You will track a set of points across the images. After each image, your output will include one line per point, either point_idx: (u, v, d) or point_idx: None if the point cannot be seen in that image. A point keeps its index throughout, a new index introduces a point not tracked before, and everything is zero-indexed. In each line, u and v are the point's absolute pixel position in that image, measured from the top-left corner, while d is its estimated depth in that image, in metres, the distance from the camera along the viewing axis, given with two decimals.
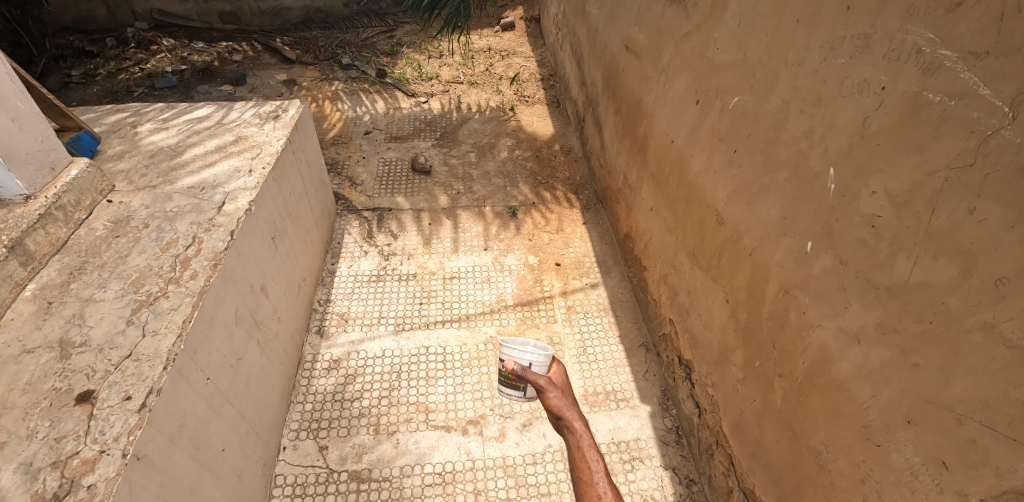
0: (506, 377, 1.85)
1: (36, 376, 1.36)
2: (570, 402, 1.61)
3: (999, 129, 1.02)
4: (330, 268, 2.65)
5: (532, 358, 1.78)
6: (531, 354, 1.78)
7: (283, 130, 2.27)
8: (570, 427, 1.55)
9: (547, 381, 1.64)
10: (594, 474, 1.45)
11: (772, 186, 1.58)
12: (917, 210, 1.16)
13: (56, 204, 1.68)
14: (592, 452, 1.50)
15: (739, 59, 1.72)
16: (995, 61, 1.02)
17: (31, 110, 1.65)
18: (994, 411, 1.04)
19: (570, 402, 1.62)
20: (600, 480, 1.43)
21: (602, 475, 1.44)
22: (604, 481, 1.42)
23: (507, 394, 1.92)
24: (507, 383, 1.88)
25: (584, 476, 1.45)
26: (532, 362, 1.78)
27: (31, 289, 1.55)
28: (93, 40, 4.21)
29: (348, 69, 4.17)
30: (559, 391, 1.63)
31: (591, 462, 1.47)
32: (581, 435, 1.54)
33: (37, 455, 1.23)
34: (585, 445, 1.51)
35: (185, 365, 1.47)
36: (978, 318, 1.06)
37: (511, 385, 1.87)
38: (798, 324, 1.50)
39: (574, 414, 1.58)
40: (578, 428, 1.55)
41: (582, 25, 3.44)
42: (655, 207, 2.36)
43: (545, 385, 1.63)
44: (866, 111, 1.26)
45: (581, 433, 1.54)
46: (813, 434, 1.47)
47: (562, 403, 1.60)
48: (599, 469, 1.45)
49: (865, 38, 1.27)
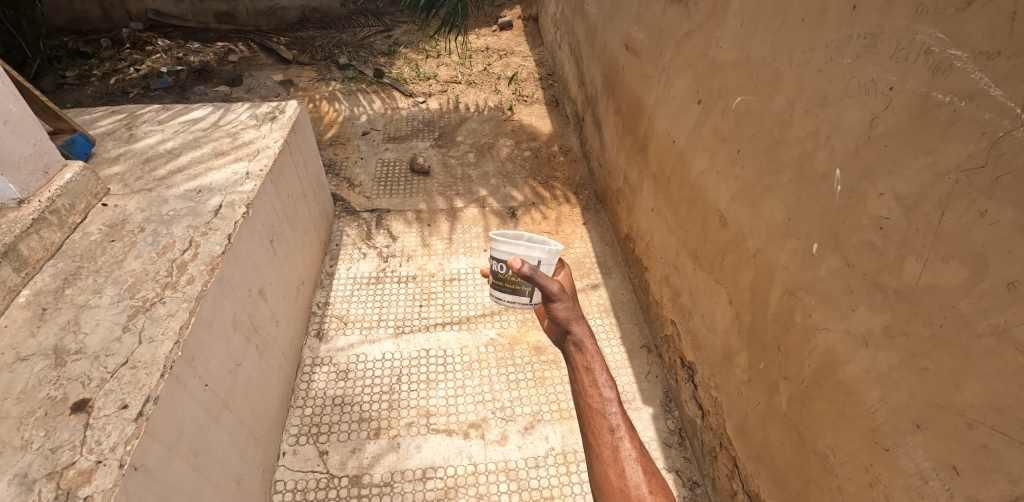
0: (500, 277, 1.86)
1: (31, 384, 1.33)
2: (579, 314, 1.68)
3: (1011, 131, 1.00)
4: (329, 271, 2.63)
5: (540, 256, 1.74)
6: (539, 253, 1.74)
7: (280, 131, 2.24)
8: (581, 346, 1.64)
9: (558, 290, 1.66)
10: (606, 402, 1.55)
11: (776, 187, 1.56)
12: (926, 212, 1.15)
13: (51, 208, 1.65)
14: (603, 379, 1.59)
15: (742, 58, 1.70)
16: (1007, 61, 1.00)
17: (24, 112, 1.62)
18: (1006, 416, 1.03)
19: (579, 316, 1.68)
20: (613, 411, 1.53)
21: (613, 404, 1.55)
22: (616, 412, 1.53)
23: (497, 298, 1.95)
24: (501, 285, 1.89)
25: (595, 403, 1.56)
26: (540, 261, 1.74)
27: (25, 295, 1.53)
28: (88, 40, 4.17)
29: (345, 69, 4.14)
30: (569, 302, 1.68)
31: (603, 389, 1.57)
32: (591, 357, 1.62)
33: (32, 466, 1.20)
34: (595, 367, 1.60)
35: (183, 371, 1.45)
36: (990, 322, 1.05)
37: (506, 287, 1.88)
38: (804, 326, 1.49)
39: (584, 332, 1.66)
40: (588, 348, 1.63)
41: (581, 24, 3.42)
42: (656, 207, 2.34)
43: (556, 293, 1.66)
44: (874, 111, 1.25)
45: (592, 353, 1.62)
46: (819, 437, 1.46)
47: (571, 314, 1.66)
48: (611, 397, 1.56)
49: (872, 38, 1.25)
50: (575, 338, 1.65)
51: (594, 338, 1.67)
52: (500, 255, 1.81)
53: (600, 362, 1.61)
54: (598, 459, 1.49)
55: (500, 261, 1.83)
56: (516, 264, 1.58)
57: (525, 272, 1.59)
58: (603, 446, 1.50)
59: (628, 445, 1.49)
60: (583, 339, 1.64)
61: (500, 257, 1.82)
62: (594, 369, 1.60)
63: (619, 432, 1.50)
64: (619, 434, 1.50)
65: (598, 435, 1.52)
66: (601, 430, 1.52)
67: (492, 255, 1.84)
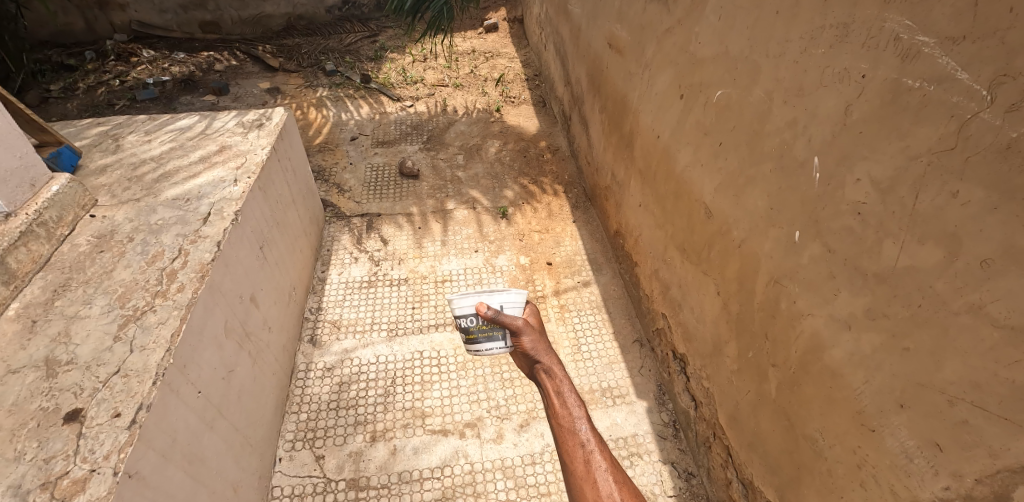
0: (471, 331, 1.79)
1: (23, 396, 1.33)
2: (545, 344, 1.77)
3: (978, 112, 1.03)
4: (320, 276, 2.63)
5: (503, 299, 1.77)
6: (502, 298, 1.77)
7: (267, 138, 2.24)
8: (550, 372, 1.72)
9: (523, 326, 1.75)
10: (576, 420, 1.61)
11: (758, 177, 1.59)
12: (901, 196, 1.17)
13: (38, 221, 1.65)
14: (572, 400, 1.66)
15: (721, 52, 1.73)
16: (972, 45, 1.03)
17: (9, 126, 1.62)
18: (984, 391, 1.05)
19: (546, 346, 1.77)
20: (582, 427, 1.60)
21: (583, 421, 1.61)
22: (585, 428, 1.59)
23: (475, 353, 1.84)
24: (475, 339, 1.80)
25: (566, 423, 1.62)
26: (503, 304, 1.77)
27: (15, 308, 1.53)
28: (72, 53, 4.16)
29: (332, 75, 4.15)
30: (535, 335, 1.77)
31: (572, 409, 1.64)
32: (561, 381, 1.70)
33: (25, 477, 1.20)
34: (565, 390, 1.67)
35: (175, 379, 1.45)
36: (966, 300, 1.07)
37: (481, 339, 1.80)
38: (789, 313, 1.51)
39: (552, 359, 1.75)
40: (557, 373, 1.71)
41: (565, 24, 3.45)
42: (643, 202, 2.36)
43: (521, 327, 1.75)
44: (848, 99, 1.27)
45: (560, 377, 1.70)
46: (808, 422, 1.48)
47: (538, 346, 1.76)
48: (580, 415, 1.62)
49: (844, 27, 1.28)
50: (544, 366, 1.73)
51: (562, 364, 1.75)
52: (464, 309, 1.77)
53: (569, 385, 1.68)
54: (572, 476, 1.53)
55: (467, 315, 1.77)
56: (481, 309, 1.73)
57: (488, 315, 1.73)
58: (577, 461, 1.55)
59: (600, 458, 1.53)
60: (551, 366, 1.72)
61: (464, 312, 1.77)
62: (563, 392, 1.67)
63: (589, 446, 1.56)
64: (591, 448, 1.55)
65: (571, 453, 1.57)
66: (573, 446, 1.57)
67: (455, 313, 1.78)
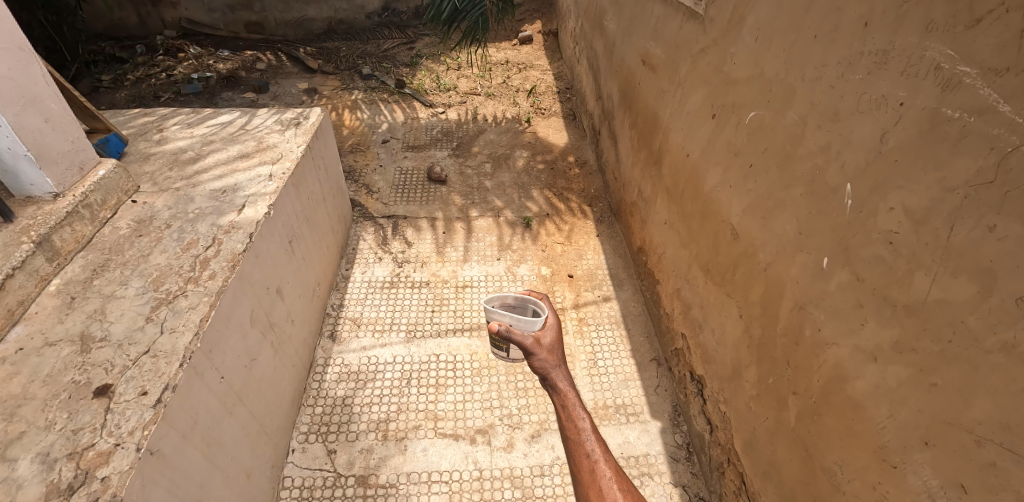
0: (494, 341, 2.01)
1: (57, 368, 1.39)
2: (557, 362, 1.80)
3: (1019, 146, 1.01)
4: (344, 273, 2.69)
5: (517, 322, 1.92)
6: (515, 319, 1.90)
7: (303, 137, 2.31)
8: (555, 388, 1.74)
9: (535, 344, 1.82)
10: (582, 432, 1.63)
11: (789, 201, 1.57)
12: (935, 227, 1.16)
13: (83, 202, 1.73)
14: (579, 412, 1.67)
15: (755, 74, 1.73)
16: (1015, 77, 1.01)
17: (63, 112, 1.70)
18: (1014, 433, 1.02)
19: (558, 362, 1.81)
20: (588, 438, 1.61)
21: (589, 432, 1.62)
22: (591, 439, 1.60)
23: (498, 355, 2.12)
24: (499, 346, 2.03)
25: (572, 434, 1.63)
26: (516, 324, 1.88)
27: (55, 284, 1.59)
28: (124, 46, 4.36)
29: (367, 79, 4.25)
30: (546, 353, 1.81)
31: (578, 420, 1.65)
32: (566, 396, 1.71)
33: (54, 445, 1.25)
34: (570, 403, 1.69)
35: (201, 363, 1.49)
36: (999, 338, 1.05)
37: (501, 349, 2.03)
38: (813, 341, 1.49)
39: (559, 375, 1.77)
40: (564, 390, 1.73)
41: (599, 39, 3.47)
42: (669, 220, 2.35)
43: (532, 347, 1.82)
44: (884, 126, 1.26)
45: (568, 395, 1.72)
46: (828, 453, 1.44)
47: (548, 364, 1.79)
48: (586, 427, 1.63)
49: (883, 54, 1.26)
50: (551, 383, 1.76)
51: (571, 382, 1.77)
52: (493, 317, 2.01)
53: (576, 399, 1.71)
54: (578, 483, 1.54)
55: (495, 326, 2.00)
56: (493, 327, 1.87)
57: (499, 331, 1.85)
58: (583, 470, 1.56)
59: (605, 467, 1.55)
60: (558, 382, 1.75)
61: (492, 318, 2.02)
62: (570, 406, 1.69)
63: (595, 455, 1.57)
64: (596, 458, 1.57)
65: (578, 462, 1.58)
66: (580, 456, 1.59)
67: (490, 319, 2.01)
